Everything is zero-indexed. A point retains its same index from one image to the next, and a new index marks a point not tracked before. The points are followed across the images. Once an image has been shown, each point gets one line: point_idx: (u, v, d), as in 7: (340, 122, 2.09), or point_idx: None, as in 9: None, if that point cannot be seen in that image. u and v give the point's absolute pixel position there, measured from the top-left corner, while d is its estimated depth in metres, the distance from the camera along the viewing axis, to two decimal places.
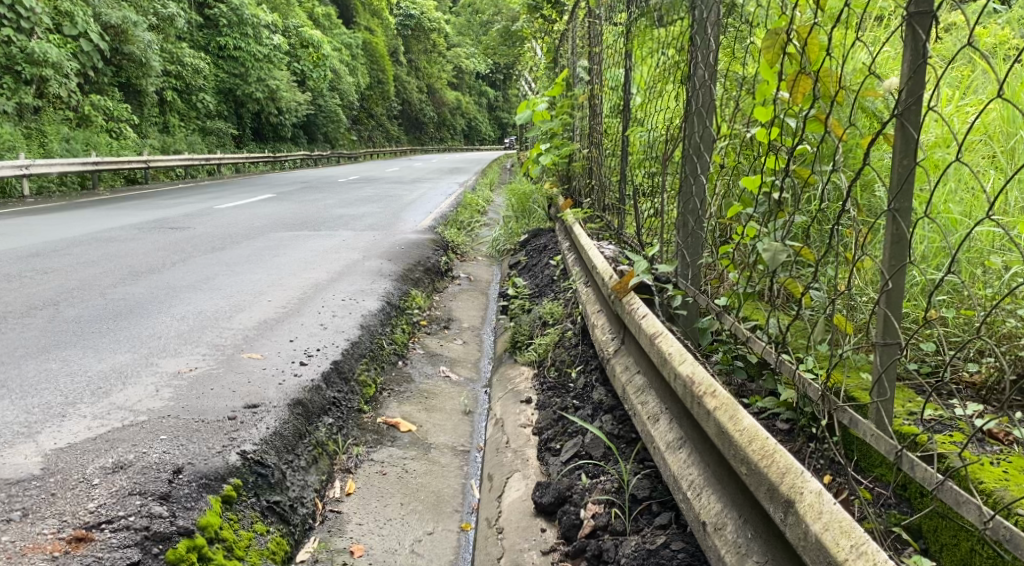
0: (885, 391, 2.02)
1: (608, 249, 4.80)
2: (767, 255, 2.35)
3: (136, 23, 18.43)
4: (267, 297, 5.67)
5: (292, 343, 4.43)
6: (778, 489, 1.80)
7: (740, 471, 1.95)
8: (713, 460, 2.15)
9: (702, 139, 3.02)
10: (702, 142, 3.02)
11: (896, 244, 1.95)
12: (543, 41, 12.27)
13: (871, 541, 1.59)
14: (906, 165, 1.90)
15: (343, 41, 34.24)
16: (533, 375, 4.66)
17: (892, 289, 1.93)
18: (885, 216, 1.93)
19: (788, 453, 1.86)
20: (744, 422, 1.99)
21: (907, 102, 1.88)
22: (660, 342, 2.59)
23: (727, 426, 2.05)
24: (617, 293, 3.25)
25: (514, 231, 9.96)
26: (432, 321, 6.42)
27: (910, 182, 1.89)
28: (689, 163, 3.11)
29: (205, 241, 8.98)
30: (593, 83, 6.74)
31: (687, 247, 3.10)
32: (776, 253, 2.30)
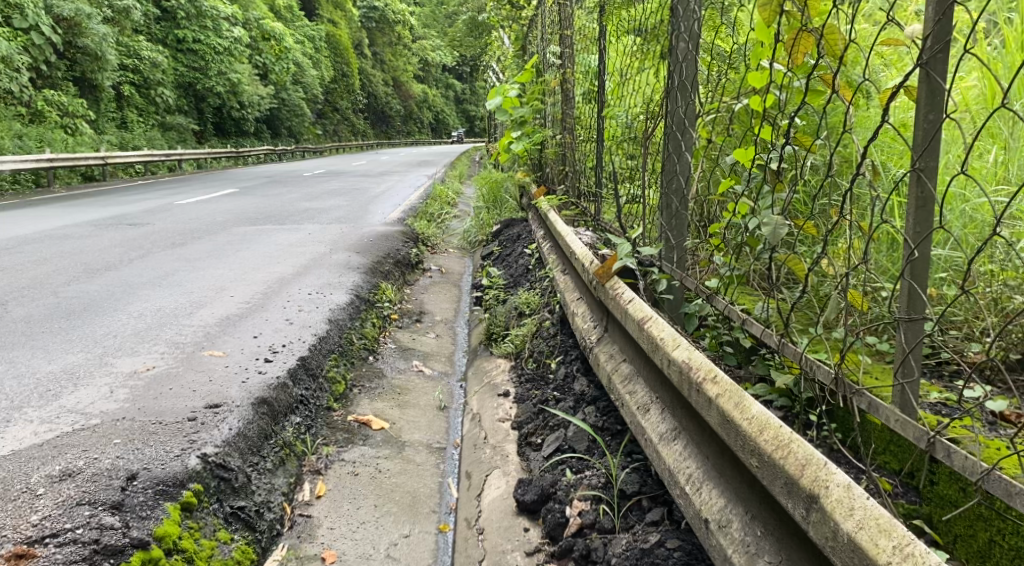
0: (912, 372, 1.89)
1: (585, 235, 4.67)
2: (767, 230, 2.22)
3: (91, 16, 17.92)
4: (230, 292, 5.46)
5: (257, 340, 4.23)
6: (798, 483, 1.65)
7: (750, 463, 1.81)
8: (715, 451, 2.00)
9: (687, 115, 2.88)
10: (686, 118, 2.89)
11: (921, 209, 1.83)
12: (510, 28, 12.11)
13: (913, 538, 1.45)
14: (931, 120, 1.78)
15: (306, 34, 33.70)
16: (511, 367, 4.52)
17: (920, 259, 1.81)
18: (909, 177, 1.82)
19: (805, 442, 1.72)
20: (751, 411, 1.84)
21: (933, 50, 1.75)
22: (650, 327, 2.44)
23: (732, 415, 1.90)
24: (598, 278, 3.11)
25: (485, 221, 9.81)
26: (404, 314, 6.24)
27: (937, 139, 1.77)
28: (673, 141, 2.97)
29: (166, 236, 8.70)
30: (564, 67, 6.59)
31: (672, 227, 2.97)
32: (778, 228, 2.17)
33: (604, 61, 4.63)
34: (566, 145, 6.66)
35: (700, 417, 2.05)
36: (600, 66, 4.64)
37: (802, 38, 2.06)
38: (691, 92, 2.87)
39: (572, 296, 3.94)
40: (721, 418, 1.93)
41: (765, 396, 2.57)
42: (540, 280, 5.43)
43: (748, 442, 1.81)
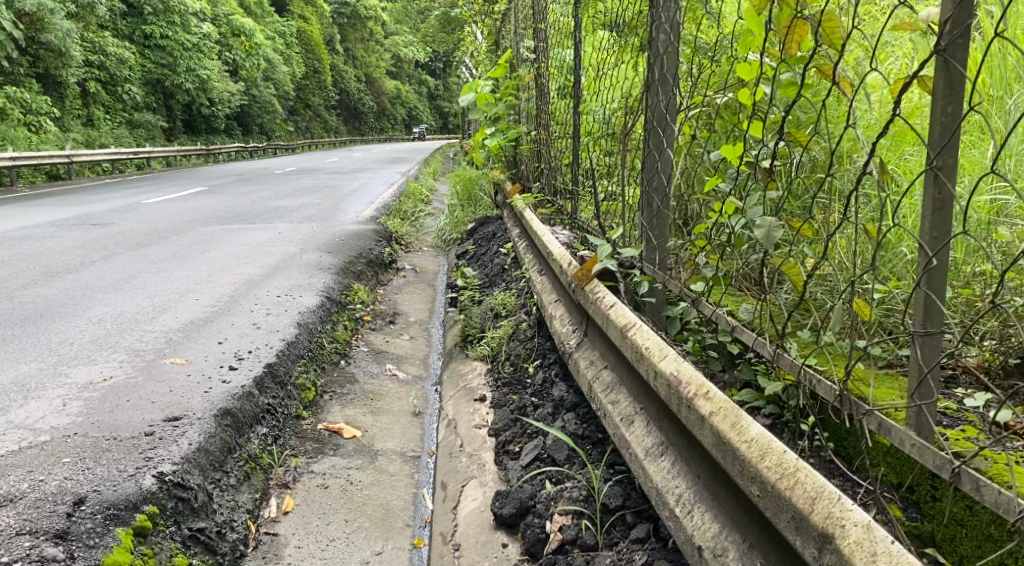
0: (931, 392, 1.79)
1: (562, 234, 4.55)
2: (760, 232, 2.11)
3: (53, 10, 17.50)
4: (195, 296, 5.26)
5: (221, 346, 4.05)
6: (809, 518, 1.54)
7: (750, 490, 1.69)
8: (707, 472, 1.89)
9: (669, 109, 2.75)
10: (668, 112, 2.76)
11: (937, 212, 1.73)
12: (483, 23, 11.96)
13: None
14: (950, 113, 1.69)
15: (276, 30, 33.27)
16: (487, 371, 4.38)
17: (938, 267, 1.72)
18: (926, 175, 1.71)
19: (814, 472, 1.61)
20: (750, 433, 1.73)
21: (952, 36, 1.65)
22: (635, 335, 2.32)
23: (729, 437, 1.79)
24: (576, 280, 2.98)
25: (460, 219, 9.66)
26: (377, 316, 6.08)
27: (958, 133, 1.67)
28: (653, 137, 2.84)
29: (131, 237, 8.45)
30: (539, 62, 6.46)
31: (652, 226, 2.85)
32: (772, 230, 2.05)
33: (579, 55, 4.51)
34: (541, 141, 6.53)
35: (691, 435, 1.94)
36: (575, 60, 4.51)
37: (797, 26, 1.94)
38: (672, 85, 2.74)
39: (548, 298, 3.81)
40: (716, 438, 1.81)
41: (753, 402, 2.46)
42: (516, 280, 5.29)
43: (748, 468, 1.70)
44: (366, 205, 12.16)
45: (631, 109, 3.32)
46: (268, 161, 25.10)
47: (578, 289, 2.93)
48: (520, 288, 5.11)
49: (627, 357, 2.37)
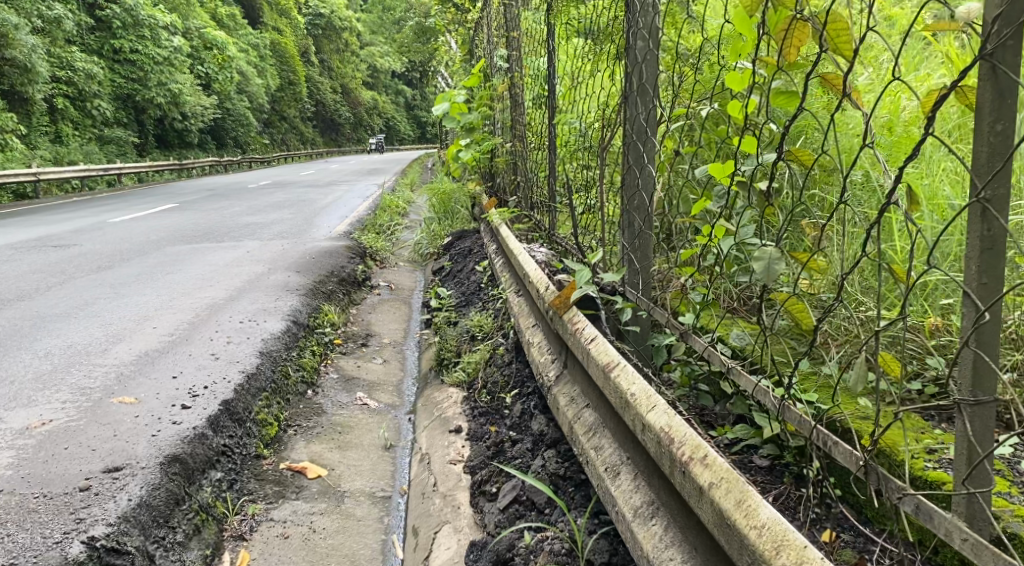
0: (987, 479, 1.65)
1: (539, 251, 4.33)
2: (759, 264, 1.91)
3: (17, 26, 17.12)
4: (152, 324, 4.98)
5: (176, 381, 3.78)
6: None
7: None
8: (706, 549, 1.67)
9: (648, 123, 2.55)
10: (647, 127, 2.56)
11: (985, 250, 1.59)
12: (456, 33, 11.76)
13: None
14: (997, 130, 1.55)
15: (249, 42, 32.91)
16: (462, 399, 4.13)
17: (993, 324, 1.57)
18: (974, 204, 1.57)
19: None
20: (762, 518, 1.53)
21: (1003, 38, 1.51)
22: (618, 377, 2.09)
23: (736, 519, 1.57)
24: (553, 307, 2.75)
25: (437, 233, 9.40)
26: (348, 338, 5.81)
27: (1004, 153, 1.55)
28: (631, 153, 2.65)
29: (93, 259, 8.12)
30: (513, 71, 6.24)
31: (633, 243, 2.64)
32: (772, 264, 1.86)
33: (553, 64, 4.30)
34: (517, 154, 6.31)
35: (690, 507, 1.72)
36: (550, 71, 4.32)
37: (795, 29, 1.73)
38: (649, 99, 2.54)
39: (527, 320, 3.62)
40: (721, 518, 1.60)
41: (749, 441, 2.28)
42: (493, 299, 5.05)
43: (760, 561, 1.49)
44: (340, 220, 11.88)
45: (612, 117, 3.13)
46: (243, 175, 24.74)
47: (556, 317, 2.67)
48: (497, 308, 4.87)
49: (611, 401, 2.14)
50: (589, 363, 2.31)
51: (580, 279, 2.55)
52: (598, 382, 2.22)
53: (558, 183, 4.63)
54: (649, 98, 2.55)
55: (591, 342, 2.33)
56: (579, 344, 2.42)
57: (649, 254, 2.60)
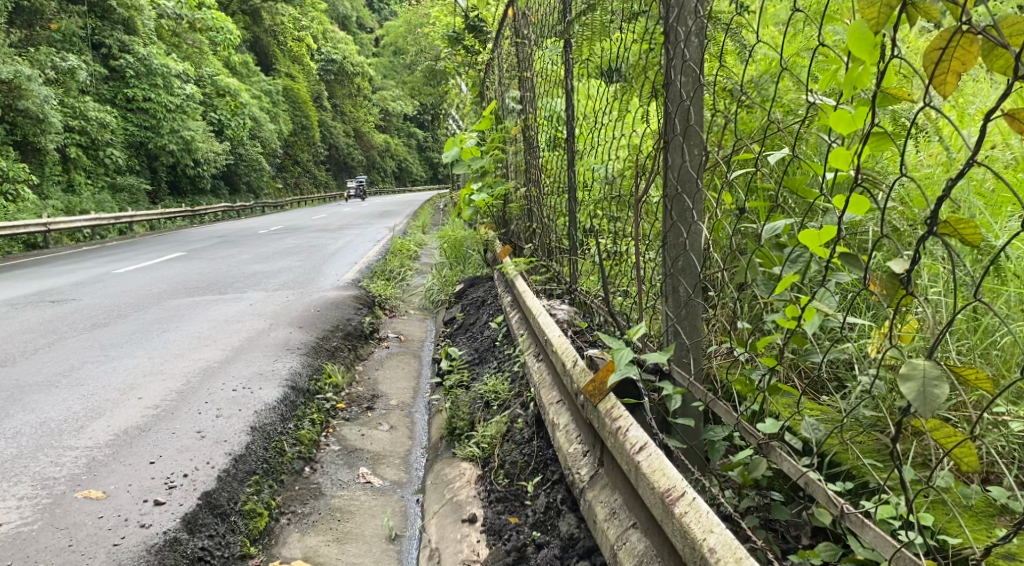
0: None
1: (560, 309, 3.89)
2: (910, 386, 1.66)
3: (30, 77, 17.07)
4: (138, 394, 4.55)
5: (153, 467, 3.34)
6: None
7: None
8: None
9: (693, 168, 2.13)
10: (689, 170, 2.14)
11: None
12: (466, 74, 11.49)
13: None
14: None
15: (262, 89, 33.04)
16: (477, 479, 3.65)
17: None
18: None
19: None
20: None
21: None
22: (687, 515, 1.67)
23: None
24: (584, 392, 2.28)
25: (448, 279, 8.98)
26: (352, 402, 5.35)
27: None
28: (671, 204, 2.21)
29: (88, 316, 7.74)
30: (527, 112, 5.86)
31: (676, 311, 2.20)
32: (939, 396, 1.60)
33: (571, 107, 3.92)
34: (532, 199, 5.91)
35: None
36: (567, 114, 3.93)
37: (958, 43, 1.61)
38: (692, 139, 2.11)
39: (547, 390, 3.20)
40: None
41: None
42: (508, 360, 4.59)
43: None
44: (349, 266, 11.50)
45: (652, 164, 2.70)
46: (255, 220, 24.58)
47: (589, 407, 2.20)
48: (513, 371, 4.39)
49: (673, 541, 1.71)
50: (637, 483, 1.89)
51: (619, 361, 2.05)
52: (654, 512, 1.79)
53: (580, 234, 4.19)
54: (694, 135, 2.12)
55: (637, 453, 1.91)
56: (621, 451, 1.98)
57: (698, 329, 2.17)
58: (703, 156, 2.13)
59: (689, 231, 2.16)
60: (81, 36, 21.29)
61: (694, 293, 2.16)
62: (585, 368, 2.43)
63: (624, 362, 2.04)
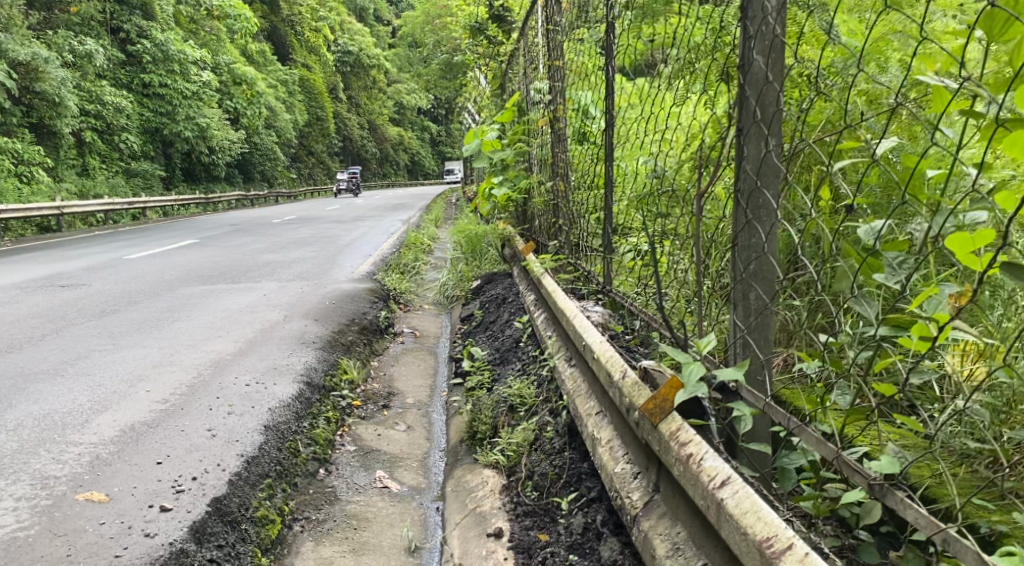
0: None
1: (595, 311, 3.66)
2: None
3: (48, 60, 16.94)
4: (146, 386, 4.35)
5: (160, 468, 3.14)
6: None
7: None
8: None
9: (771, 161, 1.95)
10: (766, 161, 1.96)
11: None
12: (487, 66, 11.26)
13: None
14: None
15: (279, 78, 32.86)
16: (502, 489, 3.43)
17: None
18: None
19: None
20: None
21: None
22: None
23: None
24: (643, 412, 2.10)
25: (464, 274, 8.76)
26: (367, 399, 5.13)
27: None
28: (742, 200, 2.03)
29: (98, 302, 7.55)
30: (556, 103, 5.61)
31: (745, 320, 2.03)
32: None
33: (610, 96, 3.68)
34: (558, 194, 5.66)
35: None
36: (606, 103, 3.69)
37: None
38: (770, 128, 1.93)
39: (583, 397, 3.00)
40: None
41: None
42: (534, 362, 4.36)
43: None
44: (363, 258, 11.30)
45: (713, 157, 2.50)
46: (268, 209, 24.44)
47: (652, 429, 2.04)
48: (539, 373, 4.16)
49: None
50: (721, 523, 1.70)
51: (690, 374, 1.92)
52: (744, 558, 1.61)
53: (618, 232, 3.96)
54: (773, 123, 1.93)
55: (721, 489, 1.72)
56: (696, 484, 1.81)
57: (769, 342, 2.01)
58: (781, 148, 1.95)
59: (762, 231, 1.98)
60: (99, 20, 21.17)
61: (767, 301, 2.00)
62: (641, 381, 2.24)
63: (694, 386, 1.91)
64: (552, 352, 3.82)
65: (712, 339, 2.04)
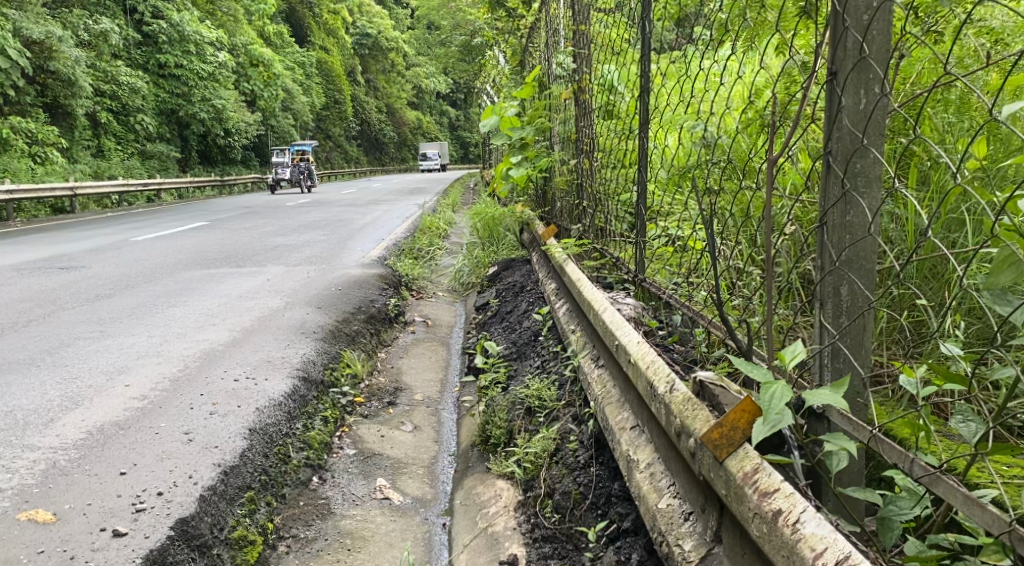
0: None
1: (626, 303, 3.20)
2: None
3: (62, 39, 16.56)
4: (126, 380, 3.94)
5: (125, 479, 2.73)
6: None
7: None
8: None
9: (877, 113, 1.65)
10: (871, 114, 1.66)
11: None
12: (508, 42, 10.75)
13: None
14: None
15: (296, 60, 32.43)
16: (518, 507, 2.99)
17: None
18: None
19: None
20: None
21: None
22: None
23: None
24: (706, 441, 1.69)
25: (480, 260, 8.32)
26: (371, 396, 4.70)
27: None
28: (836, 165, 1.72)
29: (94, 286, 7.16)
30: (581, 74, 5.13)
31: (835, 321, 1.73)
32: None
33: (645, 54, 3.24)
34: (582, 173, 5.19)
35: None
36: (639, 60, 3.25)
37: None
38: (882, 71, 1.64)
39: (614, 405, 2.55)
40: None
41: None
42: (553, 360, 3.89)
43: None
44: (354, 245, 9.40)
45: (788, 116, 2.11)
46: (285, 192, 24.10)
47: (721, 467, 1.64)
48: (560, 373, 3.70)
49: None
50: None
51: (771, 395, 1.55)
52: None
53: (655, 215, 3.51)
54: (881, 65, 1.64)
55: None
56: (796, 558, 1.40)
57: (863, 347, 1.72)
58: (889, 96, 1.65)
59: (864, 204, 1.69)
60: None
61: (865, 297, 1.70)
62: (697, 398, 1.82)
63: (780, 415, 1.52)
64: (576, 347, 3.38)
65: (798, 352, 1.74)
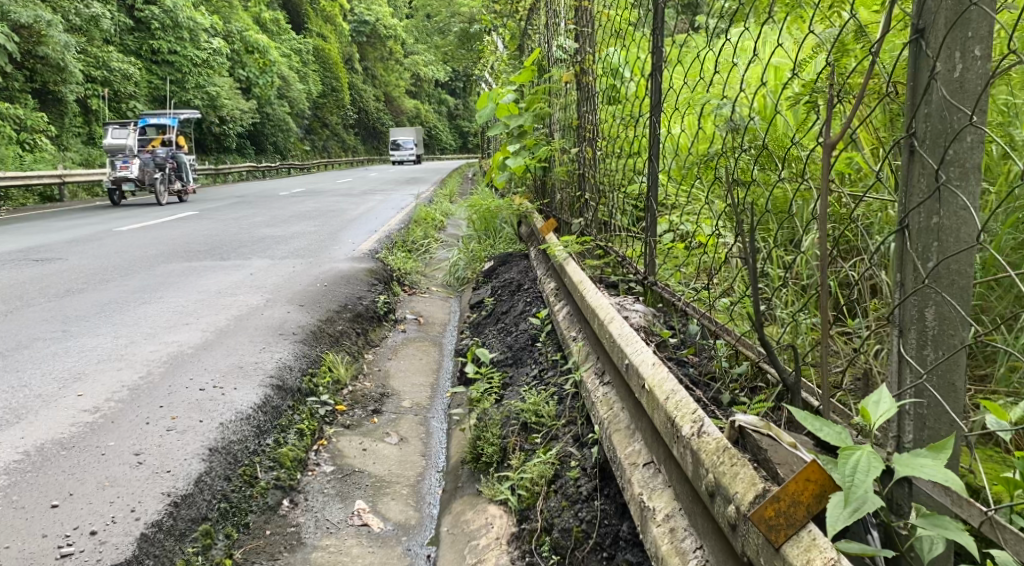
0: None
1: (635, 309, 2.83)
2: None
3: (51, 23, 16.01)
4: (80, 388, 3.59)
5: (58, 513, 2.49)
6: None
7: None
8: None
9: (975, 82, 1.45)
10: (969, 83, 1.45)
11: None
12: (506, 27, 10.35)
13: None
14: None
15: (292, 47, 31.92)
16: (512, 544, 2.62)
17: None
18: None
19: None
20: None
21: None
22: None
23: None
24: (752, 515, 1.47)
25: (476, 254, 7.95)
26: (354, 403, 4.33)
27: None
28: (923, 153, 1.52)
29: (67, 279, 6.78)
30: (583, 56, 4.75)
31: (920, 355, 1.54)
32: None
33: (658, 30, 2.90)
34: (584, 162, 4.82)
35: None
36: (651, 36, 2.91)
37: None
38: (985, 29, 1.43)
39: (623, 433, 2.21)
40: None
41: None
42: (551, 369, 3.52)
43: None
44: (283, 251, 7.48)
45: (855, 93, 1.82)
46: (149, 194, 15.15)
47: (769, 547, 1.43)
48: (558, 385, 3.31)
49: None
50: None
51: (857, 469, 1.37)
52: None
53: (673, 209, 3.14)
54: (986, 20, 1.42)
55: None
56: None
57: (956, 390, 1.51)
58: (989, 61, 1.44)
59: (962, 201, 1.47)
60: None
61: (959, 323, 1.50)
62: (737, 450, 1.61)
63: (861, 498, 1.34)
64: (575, 352, 3.05)
65: (890, 408, 1.51)
